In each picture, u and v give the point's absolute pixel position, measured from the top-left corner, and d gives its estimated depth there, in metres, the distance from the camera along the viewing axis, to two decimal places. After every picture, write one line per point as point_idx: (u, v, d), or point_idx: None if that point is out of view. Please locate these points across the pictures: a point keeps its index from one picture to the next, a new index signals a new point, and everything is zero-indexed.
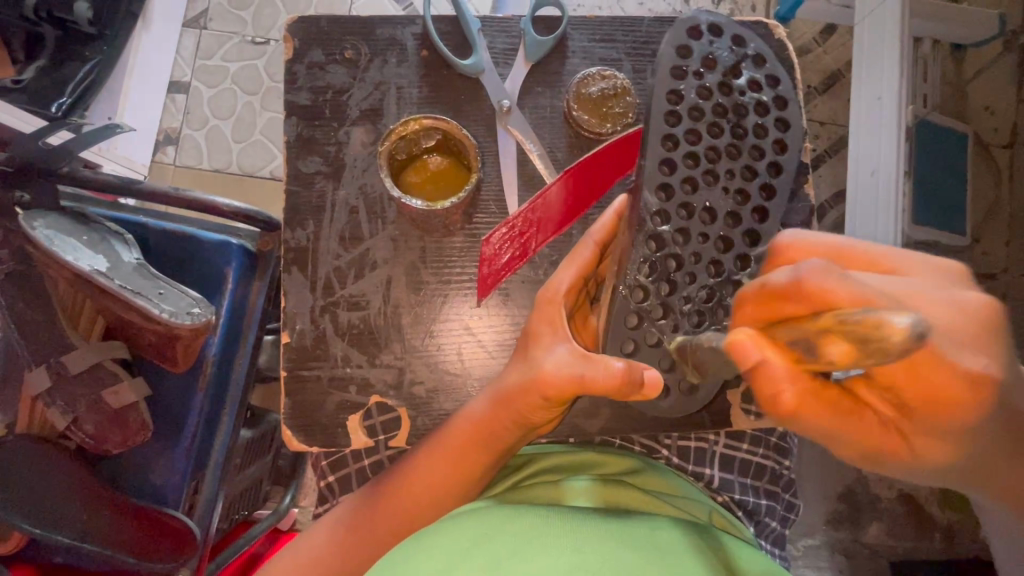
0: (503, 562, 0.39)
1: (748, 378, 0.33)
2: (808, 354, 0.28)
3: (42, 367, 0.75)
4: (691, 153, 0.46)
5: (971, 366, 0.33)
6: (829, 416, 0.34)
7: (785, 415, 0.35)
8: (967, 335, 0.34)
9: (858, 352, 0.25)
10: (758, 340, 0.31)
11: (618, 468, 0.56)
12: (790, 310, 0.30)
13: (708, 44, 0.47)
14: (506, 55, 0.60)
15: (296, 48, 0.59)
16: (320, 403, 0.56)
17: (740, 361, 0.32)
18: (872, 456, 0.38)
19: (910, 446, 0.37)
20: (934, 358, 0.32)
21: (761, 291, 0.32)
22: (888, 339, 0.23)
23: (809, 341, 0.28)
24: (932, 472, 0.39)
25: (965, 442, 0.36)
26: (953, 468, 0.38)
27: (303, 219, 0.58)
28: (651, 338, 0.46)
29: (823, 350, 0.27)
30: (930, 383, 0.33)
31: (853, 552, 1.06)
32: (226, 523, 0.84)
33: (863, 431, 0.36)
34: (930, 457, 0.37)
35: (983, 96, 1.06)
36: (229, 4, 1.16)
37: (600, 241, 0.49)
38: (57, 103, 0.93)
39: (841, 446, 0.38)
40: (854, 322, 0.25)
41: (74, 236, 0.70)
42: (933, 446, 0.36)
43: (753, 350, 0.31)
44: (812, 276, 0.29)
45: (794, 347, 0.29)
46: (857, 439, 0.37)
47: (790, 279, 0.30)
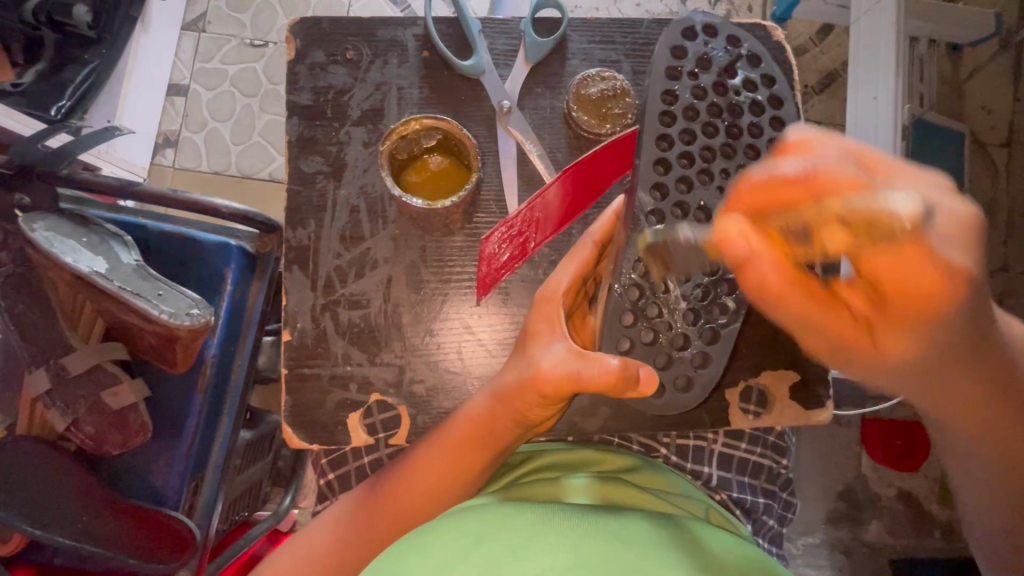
0: (507, 557, 0.39)
1: (736, 269, 0.36)
2: (806, 239, 0.33)
3: (42, 368, 0.75)
4: (686, 153, 0.46)
5: (951, 261, 0.32)
6: (807, 302, 0.37)
7: (766, 300, 0.37)
8: (954, 233, 0.34)
9: (862, 230, 0.31)
10: (749, 233, 0.34)
11: (616, 467, 0.56)
12: (791, 198, 0.32)
13: (702, 45, 0.48)
14: (507, 57, 0.60)
15: (298, 49, 0.59)
16: (320, 402, 0.56)
17: (731, 253, 0.35)
18: (837, 349, 0.39)
19: (876, 341, 0.37)
20: (923, 247, 0.32)
21: (765, 180, 0.33)
22: (893, 218, 0.30)
23: (808, 224, 0.32)
24: (894, 379, 0.39)
25: (931, 339, 0.35)
26: (922, 376, 0.38)
27: (304, 218, 0.58)
28: (646, 337, 0.47)
29: (819, 234, 0.32)
30: (903, 276, 0.33)
31: (852, 550, 1.06)
32: (226, 524, 0.84)
33: (835, 325, 0.38)
34: (897, 358, 0.37)
35: (980, 95, 1.06)
36: (229, 6, 1.17)
37: (599, 241, 0.50)
38: (56, 106, 0.93)
39: (816, 337, 0.39)
40: (859, 207, 0.30)
41: (73, 238, 0.70)
42: (902, 341, 0.36)
43: (744, 241, 0.34)
44: (822, 169, 0.32)
45: (789, 234, 0.34)
46: (828, 331, 0.38)
47: (802, 170, 0.32)
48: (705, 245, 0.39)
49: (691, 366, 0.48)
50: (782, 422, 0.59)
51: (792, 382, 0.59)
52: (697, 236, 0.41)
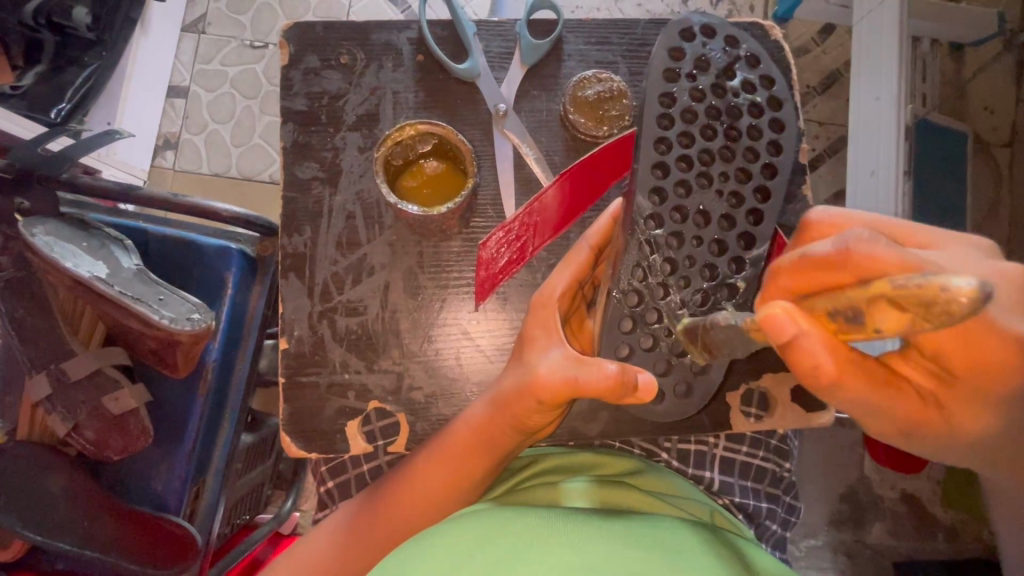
0: (509, 563, 0.39)
1: (781, 353, 0.33)
2: (855, 323, 0.29)
3: (42, 375, 0.75)
4: (684, 156, 0.46)
5: (1018, 331, 0.33)
6: (872, 390, 0.37)
7: (827, 386, 0.35)
8: (1014, 302, 0.33)
9: (916, 312, 0.25)
10: (796, 316, 0.31)
11: (617, 471, 0.56)
12: (832, 281, 0.30)
13: (699, 46, 0.47)
14: (502, 58, 0.60)
15: (292, 54, 0.59)
16: (319, 409, 0.56)
17: (774, 335, 0.32)
18: (908, 429, 0.40)
19: (949, 420, 0.38)
20: (986, 324, 0.33)
21: (795, 263, 0.32)
22: (952, 299, 0.23)
23: (858, 310, 0.28)
24: (965, 453, 0.40)
25: (1006, 415, 0.36)
26: (989, 449, 0.39)
27: (300, 225, 0.58)
28: (645, 343, 0.46)
29: (871, 318, 0.27)
30: (965, 352, 0.34)
31: (855, 553, 1.06)
32: (228, 528, 0.84)
33: (900, 406, 0.38)
34: (967, 434, 0.38)
35: (982, 94, 1.06)
36: (226, 8, 1.17)
37: (596, 245, 0.50)
38: (56, 109, 0.93)
39: (883, 418, 0.40)
40: (910, 286, 0.24)
41: (73, 243, 0.70)
42: (974, 419, 0.37)
43: (790, 324, 0.31)
44: (858, 247, 0.29)
45: (838, 316, 0.29)
46: (896, 412, 0.39)
47: (837, 248, 0.30)
48: (745, 327, 0.35)
49: (690, 372, 0.47)
50: (784, 426, 0.59)
51: (793, 385, 0.59)
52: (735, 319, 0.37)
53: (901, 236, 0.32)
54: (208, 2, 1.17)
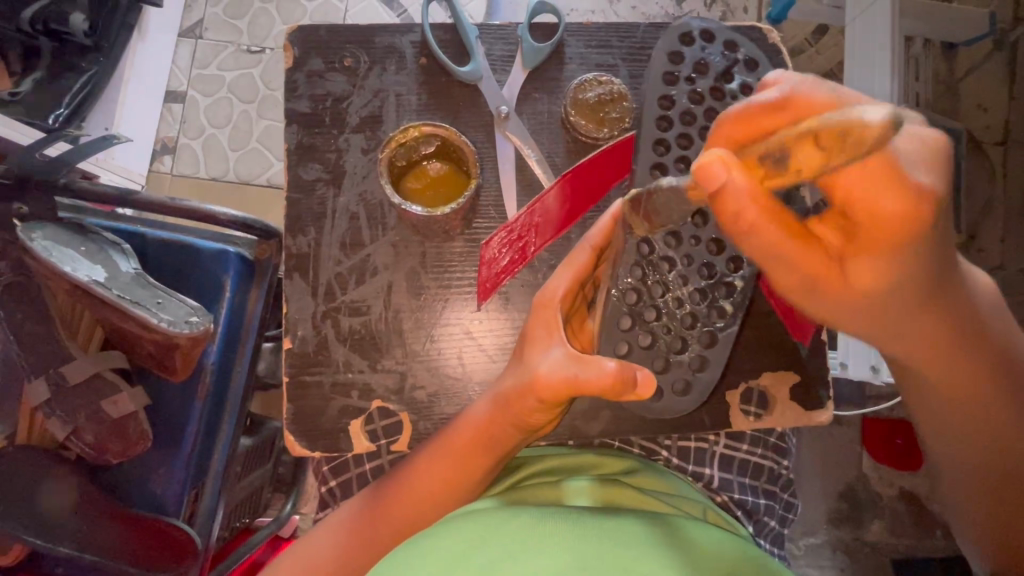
0: (516, 551, 0.40)
1: (711, 203, 0.34)
2: (782, 164, 0.32)
3: (41, 379, 0.74)
4: (684, 157, 0.47)
5: (922, 183, 0.32)
6: (783, 232, 0.35)
7: (736, 235, 0.35)
8: (921, 156, 0.32)
9: (833, 150, 0.29)
10: (726, 162, 0.32)
11: (616, 470, 0.56)
12: (766, 124, 0.34)
13: (699, 50, 0.48)
14: (504, 62, 0.60)
15: (296, 56, 0.60)
16: (322, 408, 0.56)
17: (708, 182, 0.33)
18: (809, 287, 0.38)
19: (845, 276, 0.37)
20: (894, 171, 0.32)
21: (740, 113, 0.34)
22: (864, 127, 0.27)
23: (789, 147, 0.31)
24: (867, 319, 0.39)
25: (900, 269, 0.35)
26: (884, 308, 0.38)
27: (303, 226, 0.58)
28: (644, 341, 0.47)
29: (794, 157, 0.31)
30: (873, 202, 0.33)
31: (854, 551, 1.06)
32: (228, 530, 0.84)
33: (808, 261, 0.36)
34: (864, 291, 0.37)
35: (974, 94, 1.07)
36: (227, 13, 1.17)
37: (597, 245, 0.47)
38: (54, 115, 0.93)
39: (786, 274, 0.37)
40: (834, 121, 0.29)
41: (71, 247, 0.70)
42: (868, 274, 0.36)
43: (723, 168, 0.33)
44: (790, 95, 0.33)
45: (765, 160, 0.33)
46: (801, 269, 0.37)
47: (781, 95, 0.34)
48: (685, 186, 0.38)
49: (689, 370, 0.48)
50: (782, 425, 0.59)
51: (792, 383, 0.59)
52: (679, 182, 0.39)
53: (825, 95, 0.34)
54: (208, 7, 1.17)
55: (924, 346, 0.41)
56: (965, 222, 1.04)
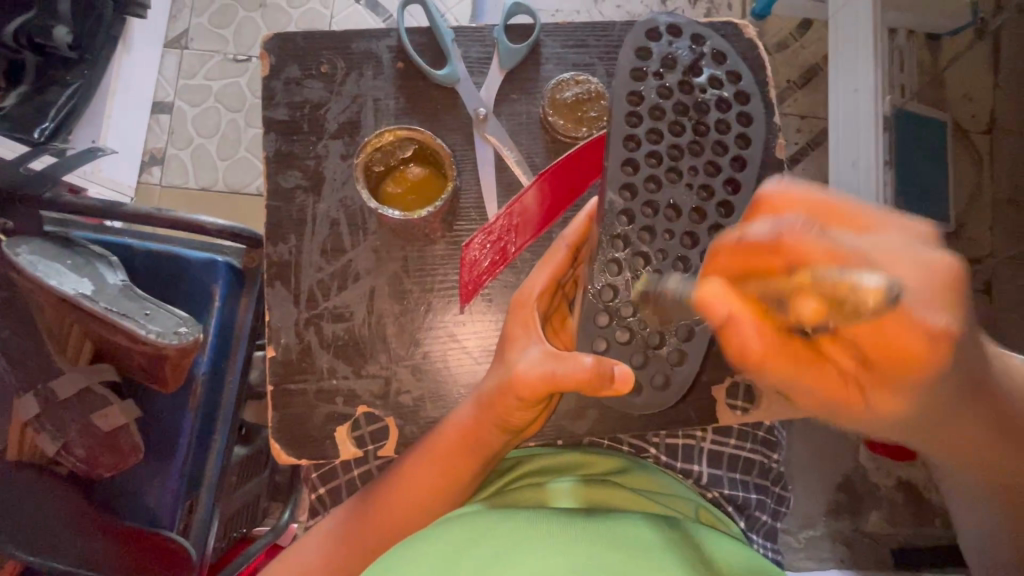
0: (501, 554, 0.40)
1: (718, 332, 0.36)
2: (780, 306, 0.33)
3: (29, 395, 0.74)
4: (654, 152, 0.46)
5: (934, 325, 0.32)
6: (794, 365, 0.36)
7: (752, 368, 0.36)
8: (929, 294, 0.32)
9: (832, 308, 0.30)
10: (726, 298, 0.34)
11: (604, 469, 0.56)
12: (762, 266, 0.33)
13: (666, 45, 0.48)
14: (480, 64, 0.61)
15: (272, 64, 0.60)
16: (308, 416, 0.56)
17: (712, 315, 0.35)
18: (828, 407, 0.37)
19: (866, 398, 0.36)
20: (900, 316, 0.31)
21: (733, 246, 0.33)
22: (862, 292, 0.29)
23: (787, 296, 0.32)
24: (891, 429, 0.38)
25: (922, 395, 0.35)
26: (909, 424, 0.37)
27: (284, 234, 0.58)
28: (622, 336, 0.47)
29: (795, 306, 0.31)
30: (889, 342, 0.32)
31: (854, 542, 1.06)
32: (225, 541, 0.84)
33: (824, 385, 0.36)
34: (886, 413, 0.36)
35: (959, 84, 1.07)
36: (211, 23, 1.17)
37: (572, 243, 0.50)
38: (39, 128, 0.92)
39: (809, 394, 0.37)
40: (827, 285, 0.30)
41: (57, 260, 0.70)
42: (889, 399, 0.35)
43: (724, 304, 0.34)
44: (790, 233, 0.32)
45: (767, 300, 0.33)
46: (818, 391, 0.36)
47: (771, 236, 0.32)
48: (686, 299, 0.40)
49: (667, 363, 0.47)
50: (770, 416, 0.59)
51: None
52: (682, 289, 0.43)
53: (825, 219, 0.36)
54: (191, 18, 1.17)
55: (958, 446, 0.39)
56: (953, 210, 1.04)
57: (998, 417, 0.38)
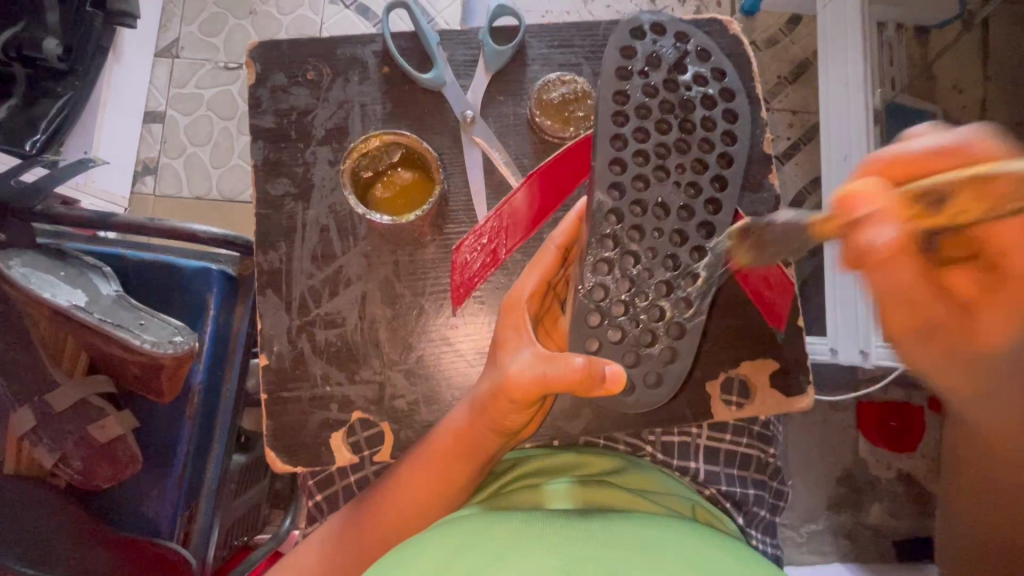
0: (505, 553, 0.39)
1: (844, 230, 0.36)
2: (938, 207, 0.33)
3: (25, 408, 0.74)
4: (641, 151, 0.46)
5: None
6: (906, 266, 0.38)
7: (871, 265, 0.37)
8: None
9: (1001, 195, 0.31)
10: (875, 194, 0.34)
11: (600, 469, 0.56)
12: (922, 165, 0.38)
13: (651, 43, 0.48)
14: (467, 67, 0.61)
15: (258, 72, 0.60)
16: (302, 423, 0.56)
17: (852, 211, 0.35)
18: (929, 334, 0.42)
19: (975, 327, 0.41)
20: None
21: (894, 154, 0.39)
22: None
23: (944, 189, 0.32)
24: (992, 376, 0.41)
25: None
26: (1002, 368, 0.41)
27: (275, 241, 0.58)
28: (614, 336, 0.46)
29: (958, 196, 0.32)
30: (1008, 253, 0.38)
31: (856, 536, 1.06)
32: (225, 549, 0.84)
33: (930, 306, 0.41)
34: (993, 346, 0.41)
35: (948, 75, 1.07)
36: (201, 32, 1.17)
37: (562, 244, 0.50)
38: (32, 140, 0.90)
39: (912, 320, 0.41)
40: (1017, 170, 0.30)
41: (51, 273, 0.70)
42: (1001, 328, 0.40)
43: (868, 198, 0.35)
44: (948, 143, 0.39)
45: (924, 200, 0.33)
46: (926, 312, 0.41)
47: (938, 144, 0.39)
48: (817, 218, 0.37)
49: (659, 362, 0.47)
50: (765, 411, 0.60)
51: (771, 370, 0.60)
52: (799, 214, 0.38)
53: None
54: (181, 26, 1.17)
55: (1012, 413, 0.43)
56: None
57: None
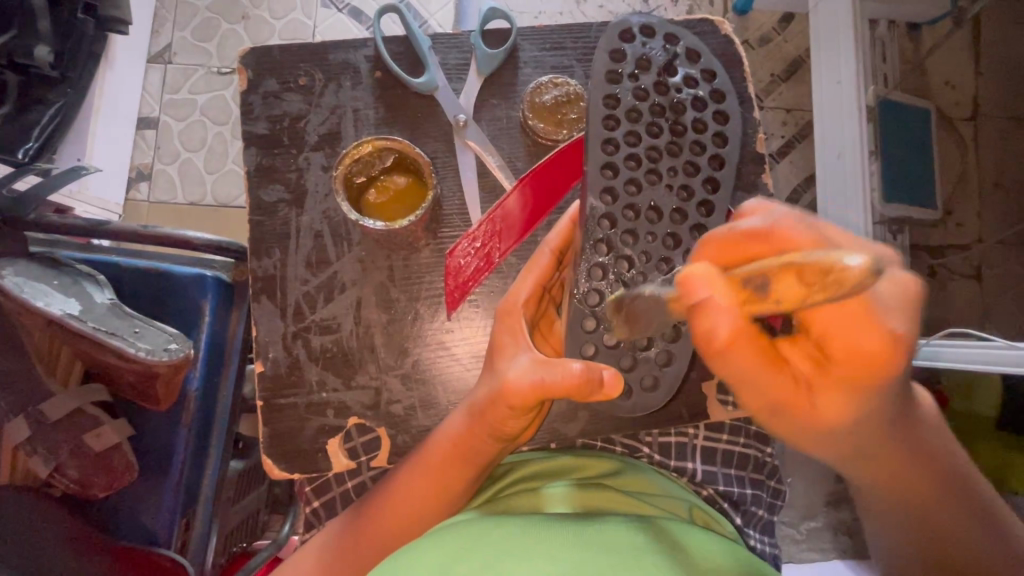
0: (498, 559, 0.39)
1: (691, 318, 0.32)
2: (764, 293, 0.28)
3: (20, 418, 0.74)
4: (632, 155, 0.46)
5: (896, 324, 0.33)
6: (752, 356, 0.35)
7: (716, 351, 0.34)
8: (897, 297, 0.33)
9: (816, 287, 0.26)
10: (710, 278, 0.30)
11: (597, 472, 0.56)
12: (745, 254, 0.31)
13: (641, 46, 0.48)
14: (459, 70, 0.61)
15: (251, 79, 0.59)
16: (299, 430, 0.56)
17: (688, 297, 0.31)
18: (777, 410, 0.38)
19: (813, 399, 0.37)
20: (867, 305, 0.32)
21: (722, 236, 0.32)
22: (847, 273, 0.25)
23: (766, 277, 0.28)
24: (825, 445, 0.40)
25: (859, 404, 0.37)
26: (842, 437, 0.39)
27: (268, 248, 0.58)
28: (609, 341, 0.46)
29: (776, 285, 0.28)
30: (850, 339, 0.33)
31: (856, 532, 1.06)
32: (225, 556, 0.83)
33: (776, 385, 0.37)
34: (829, 415, 0.37)
35: (942, 71, 1.07)
36: (194, 37, 1.17)
37: (556, 249, 0.50)
38: (24, 148, 0.90)
39: (754, 395, 0.38)
40: (814, 262, 0.26)
41: (44, 281, 0.70)
42: (833, 401, 0.37)
43: (705, 284, 0.31)
44: (780, 224, 0.31)
45: (748, 285, 0.29)
46: (769, 390, 0.37)
47: (766, 225, 0.32)
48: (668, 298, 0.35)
49: (656, 365, 0.47)
50: None
51: None
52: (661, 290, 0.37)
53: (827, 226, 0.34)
54: (173, 32, 1.17)
55: (877, 464, 0.41)
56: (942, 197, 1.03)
57: (915, 449, 0.41)
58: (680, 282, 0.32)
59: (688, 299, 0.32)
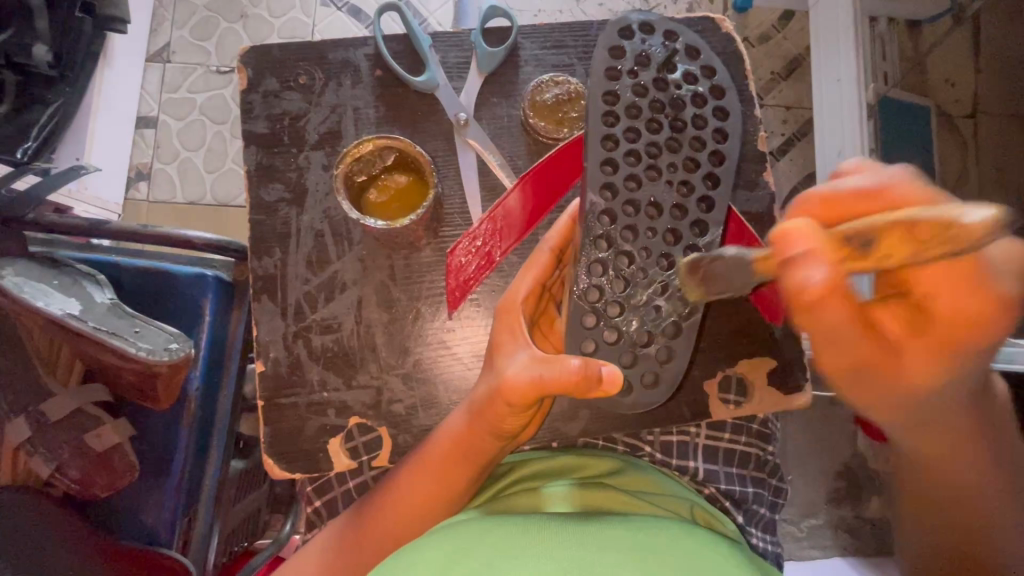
0: (495, 558, 0.40)
1: (781, 272, 0.32)
2: (865, 250, 0.29)
3: (20, 418, 0.73)
4: (632, 151, 0.46)
5: (1005, 291, 0.32)
6: (840, 308, 0.33)
7: (806, 305, 0.33)
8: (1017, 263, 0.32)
9: (930, 241, 0.27)
10: (809, 230, 0.31)
11: (598, 471, 0.56)
12: (863, 208, 0.33)
13: (640, 42, 0.48)
14: (459, 69, 0.60)
15: (250, 77, 0.59)
16: (301, 429, 0.56)
17: (784, 249, 0.32)
18: (859, 373, 0.37)
19: (900, 363, 0.36)
20: (976, 271, 0.32)
21: (826, 194, 0.34)
22: (965, 225, 0.26)
23: (873, 232, 0.29)
24: (899, 415, 0.38)
25: (951, 373, 0.36)
26: (917, 411, 0.38)
27: (269, 247, 0.58)
28: (609, 337, 0.46)
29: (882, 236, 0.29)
30: (950, 300, 0.33)
31: (857, 530, 1.06)
32: (226, 555, 0.83)
33: (865, 350, 0.36)
34: (915, 384, 0.36)
35: (942, 70, 1.07)
36: (192, 36, 1.16)
37: (555, 246, 0.50)
38: (23, 148, 0.89)
39: (836, 362, 0.37)
40: (931, 217, 0.27)
41: (44, 281, 0.69)
42: (924, 368, 0.36)
43: (804, 238, 0.31)
44: (893, 183, 0.33)
45: (851, 239, 0.30)
46: (855, 353, 0.36)
47: (875, 184, 0.34)
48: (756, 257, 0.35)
49: (656, 362, 0.46)
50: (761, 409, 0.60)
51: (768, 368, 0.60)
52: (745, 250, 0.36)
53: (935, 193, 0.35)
54: (171, 31, 1.16)
55: (933, 450, 0.39)
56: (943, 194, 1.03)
57: (989, 448, 0.39)
58: (775, 235, 0.32)
59: (780, 253, 0.32)
